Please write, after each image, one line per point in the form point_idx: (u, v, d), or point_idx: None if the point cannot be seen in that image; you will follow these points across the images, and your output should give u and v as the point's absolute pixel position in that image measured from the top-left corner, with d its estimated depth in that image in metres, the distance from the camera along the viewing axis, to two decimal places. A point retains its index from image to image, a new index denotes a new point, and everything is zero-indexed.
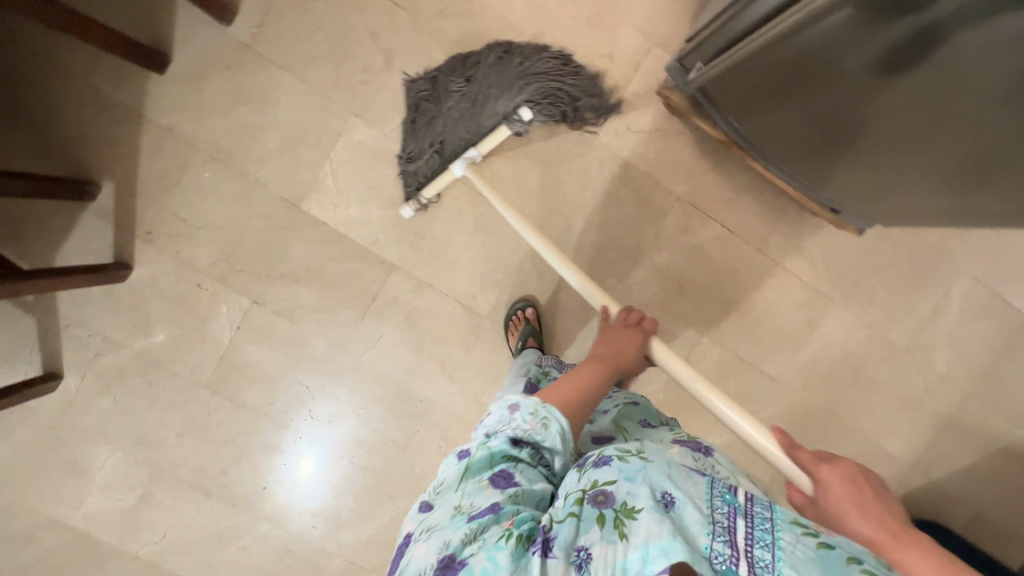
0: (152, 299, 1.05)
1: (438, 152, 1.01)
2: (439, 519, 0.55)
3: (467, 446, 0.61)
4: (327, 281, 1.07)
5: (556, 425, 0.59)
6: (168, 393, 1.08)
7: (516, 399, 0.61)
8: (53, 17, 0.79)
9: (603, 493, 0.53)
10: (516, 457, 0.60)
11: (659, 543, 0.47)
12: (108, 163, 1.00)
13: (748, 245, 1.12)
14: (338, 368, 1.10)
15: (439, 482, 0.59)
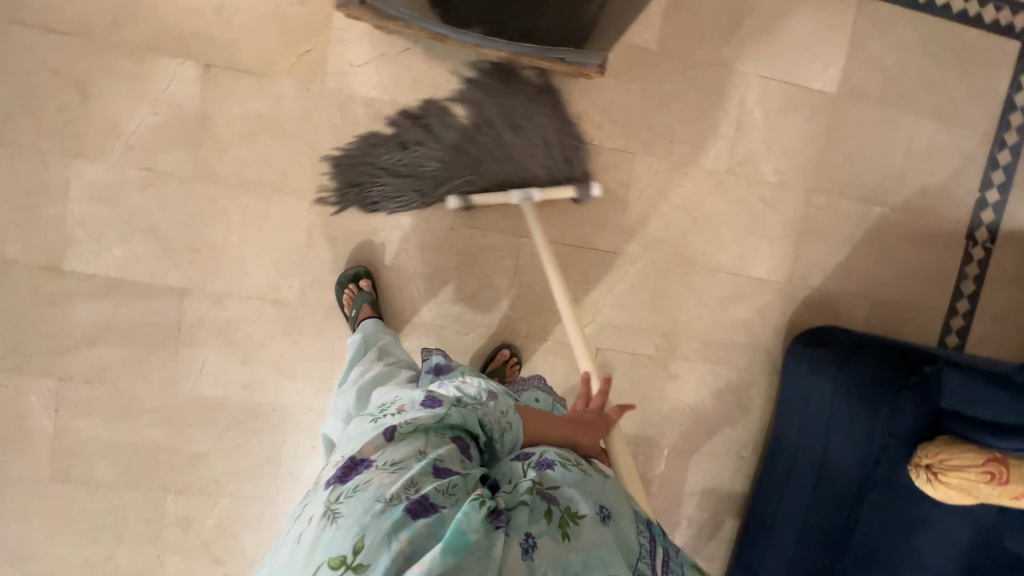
0: None
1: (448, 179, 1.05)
2: (406, 458, 0.59)
3: (439, 399, 0.65)
4: (125, 330, 1.03)
5: (515, 428, 0.69)
6: (19, 501, 1.04)
7: (496, 388, 0.71)
8: None
9: (551, 494, 0.59)
10: (476, 438, 0.67)
11: (595, 550, 0.54)
12: None
13: (529, 136, 1.07)
14: (177, 410, 1.06)
15: (411, 417, 0.63)
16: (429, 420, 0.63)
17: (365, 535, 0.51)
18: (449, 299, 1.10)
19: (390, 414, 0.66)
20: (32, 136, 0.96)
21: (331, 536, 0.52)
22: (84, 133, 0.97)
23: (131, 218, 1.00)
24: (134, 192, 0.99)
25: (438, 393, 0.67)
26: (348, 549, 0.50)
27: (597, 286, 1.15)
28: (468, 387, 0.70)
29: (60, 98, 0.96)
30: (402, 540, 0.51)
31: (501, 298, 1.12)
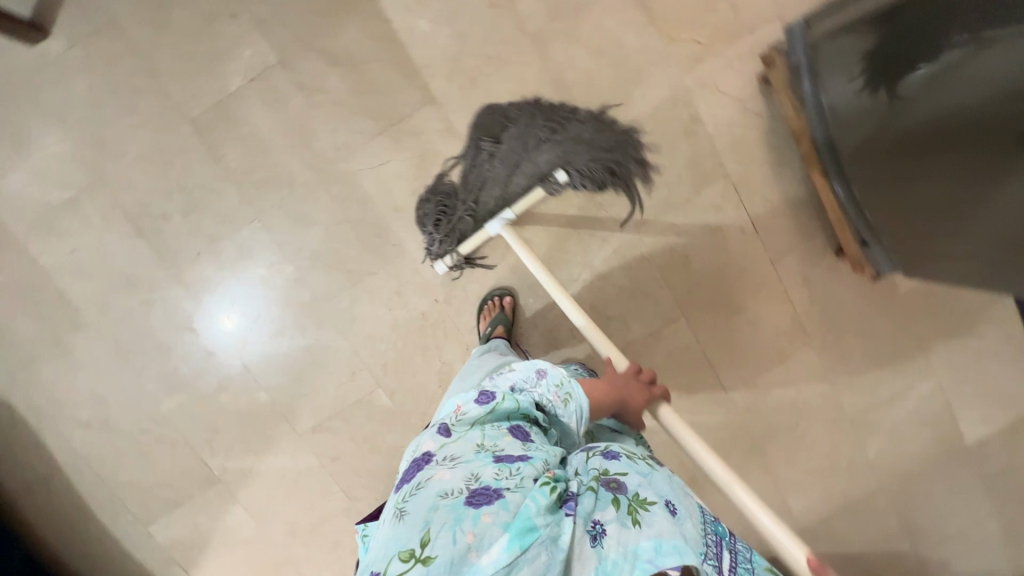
0: (182, 7, 0.98)
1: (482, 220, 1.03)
2: (465, 453, 0.62)
3: (492, 395, 0.71)
4: (362, 79, 1.01)
5: (575, 402, 0.72)
6: (152, 110, 1.01)
7: (546, 367, 0.74)
8: None
9: (618, 482, 0.58)
10: (534, 421, 0.71)
11: (670, 540, 0.50)
12: None
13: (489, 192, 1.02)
14: (328, 170, 1.04)
15: (465, 419, 0.69)
16: (481, 413, 0.69)
17: (431, 529, 0.50)
18: (588, 302, 1.11)
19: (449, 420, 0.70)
20: None
21: (399, 533, 0.52)
22: None
23: (457, 14, 0.99)
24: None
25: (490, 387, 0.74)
26: (417, 543, 0.49)
27: (687, 400, 1.18)
28: (516, 372, 0.76)
29: None
30: (466, 530, 0.49)
31: (622, 340, 1.13)
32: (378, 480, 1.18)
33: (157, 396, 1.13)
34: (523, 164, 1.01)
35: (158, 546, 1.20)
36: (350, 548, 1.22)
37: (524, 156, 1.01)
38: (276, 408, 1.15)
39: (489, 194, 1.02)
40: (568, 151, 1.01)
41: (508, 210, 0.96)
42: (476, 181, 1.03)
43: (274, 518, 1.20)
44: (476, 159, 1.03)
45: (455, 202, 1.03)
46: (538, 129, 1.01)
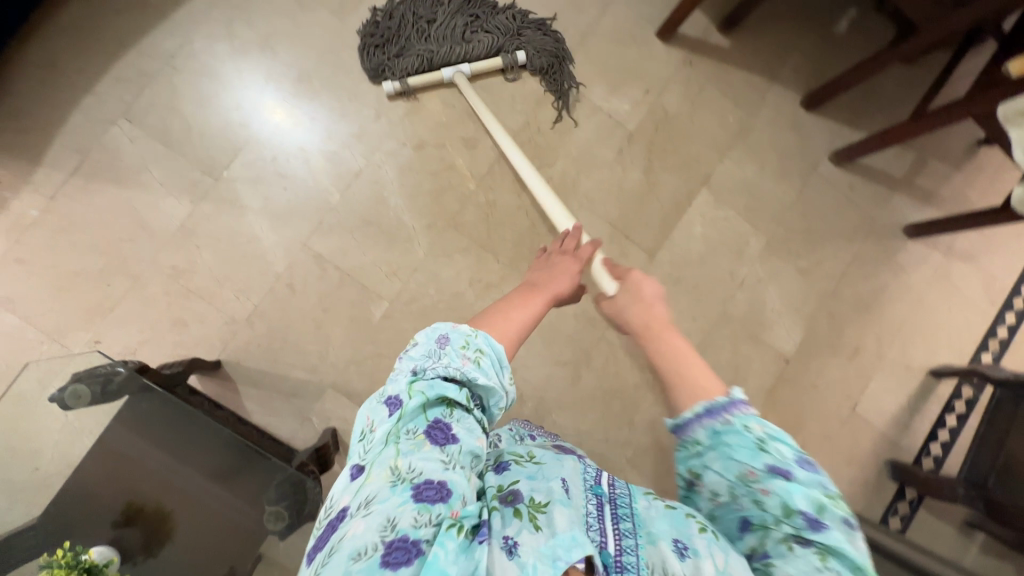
0: (639, 50, 1.22)
1: (424, 57, 1.12)
2: (377, 490, 0.46)
3: (396, 395, 0.51)
4: (644, 198, 1.22)
5: (490, 359, 0.54)
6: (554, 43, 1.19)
7: (446, 331, 0.55)
8: (886, 57, 1.09)
9: (513, 491, 0.51)
10: (453, 407, 0.52)
11: (568, 534, 0.46)
12: (744, 44, 1.26)
13: (433, 29, 1.14)
14: (565, 194, 1.19)
15: (371, 438, 0.49)
16: (388, 426, 0.49)
17: None
18: None
19: (353, 444, 0.51)
20: (792, 223, 1.28)
21: None
22: (780, 255, 1.28)
23: (717, 252, 1.25)
24: (732, 265, 1.25)
25: (393, 384, 0.52)
26: None
27: None
28: (415, 348, 0.55)
29: (804, 255, 1.29)
30: None
31: None
32: (281, 340, 1.07)
33: (285, 94, 1.10)
34: (469, 46, 1.14)
35: (97, 134, 1.03)
36: (184, 340, 1.04)
37: (481, 27, 1.15)
38: (325, 213, 1.09)
39: (434, 52, 1.12)
40: (512, 49, 1.16)
41: (466, 64, 1.13)
42: (428, 12, 1.15)
43: (187, 248, 1.05)
44: (430, 21, 1.14)
45: (400, 44, 1.12)
46: (473, 20, 1.16)
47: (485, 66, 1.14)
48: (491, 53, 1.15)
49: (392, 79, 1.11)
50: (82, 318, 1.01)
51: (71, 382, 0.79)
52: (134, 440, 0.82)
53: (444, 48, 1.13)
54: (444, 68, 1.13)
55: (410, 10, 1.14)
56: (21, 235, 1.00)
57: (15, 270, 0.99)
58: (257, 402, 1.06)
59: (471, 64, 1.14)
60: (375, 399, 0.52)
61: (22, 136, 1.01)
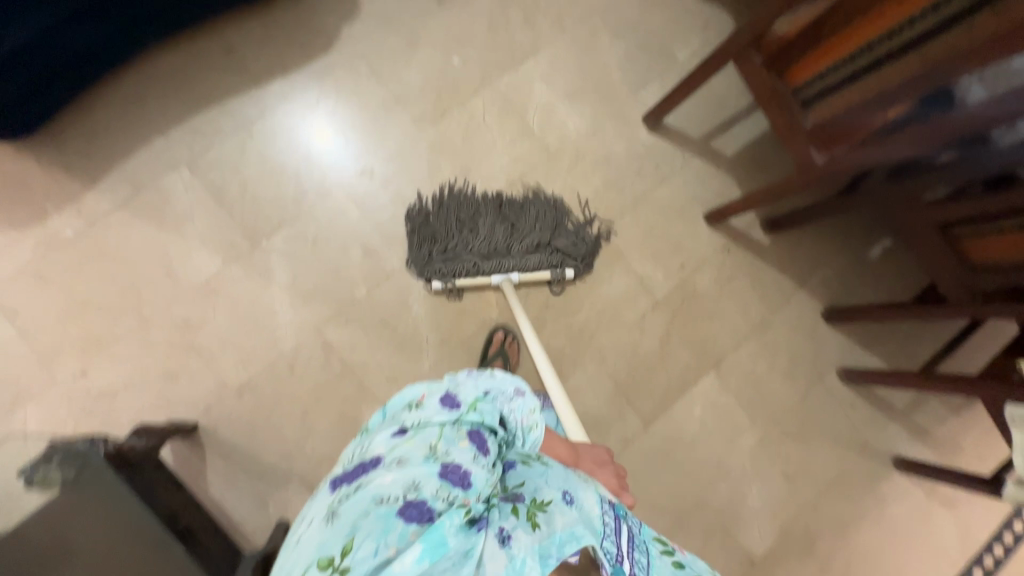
0: (684, 227, 1.27)
1: (475, 263, 1.11)
2: (413, 457, 0.62)
3: (459, 400, 0.71)
4: (653, 365, 1.23)
5: (534, 432, 0.75)
6: (607, 199, 1.24)
7: (517, 386, 0.77)
8: (906, 311, 1.12)
9: (518, 494, 0.61)
10: (491, 432, 0.71)
11: (563, 532, 0.55)
12: (783, 246, 1.31)
13: (487, 230, 1.13)
14: (580, 342, 1.21)
15: (426, 416, 0.69)
16: (442, 417, 0.69)
17: (355, 537, 0.52)
18: None
19: (409, 415, 0.70)
20: (788, 425, 1.29)
21: (325, 537, 0.53)
22: (769, 454, 1.28)
23: (709, 436, 1.25)
24: (721, 451, 1.25)
25: (455, 390, 0.73)
26: (337, 552, 0.51)
27: None
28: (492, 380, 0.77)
29: (792, 460, 1.29)
30: (390, 542, 0.51)
31: None
32: (264, 418, 1.06)
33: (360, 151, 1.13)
34: (519, 254, 1.14)
35: (156, 175, 1.05)
36: (169, 394, 1.03)
37: (528, 243, 1.14)
38: (346, 305, 1.10)
39: (480, 263, 1.11)
40: (563, 259, 1.16)
41: (518, 273, 1.12)
42: (474, 223, 1.13)
43: (203, 304, 1.05)
44: (483, 217, 1.14)
45: (452, 250, 1.12)
46: (527, 222, 1.16)
47: (534, 278, 1.14)
48: (541, 267, 1.15)
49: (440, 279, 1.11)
50: (78, 347, 1.00)
51: (46, 466, 0.73)
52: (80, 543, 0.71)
53: (495, 262, 1.12)
54: (494, 275, 1.12)
55: (457, 230, 1.12)
56: (48, 252, 1.00)
57: (32, 284, 1.00)
58: (220, 474, 1.03)
59: (521, 273, 1.13)
60: (438, 392, 0.73)
61: (84, 159, 1.03)
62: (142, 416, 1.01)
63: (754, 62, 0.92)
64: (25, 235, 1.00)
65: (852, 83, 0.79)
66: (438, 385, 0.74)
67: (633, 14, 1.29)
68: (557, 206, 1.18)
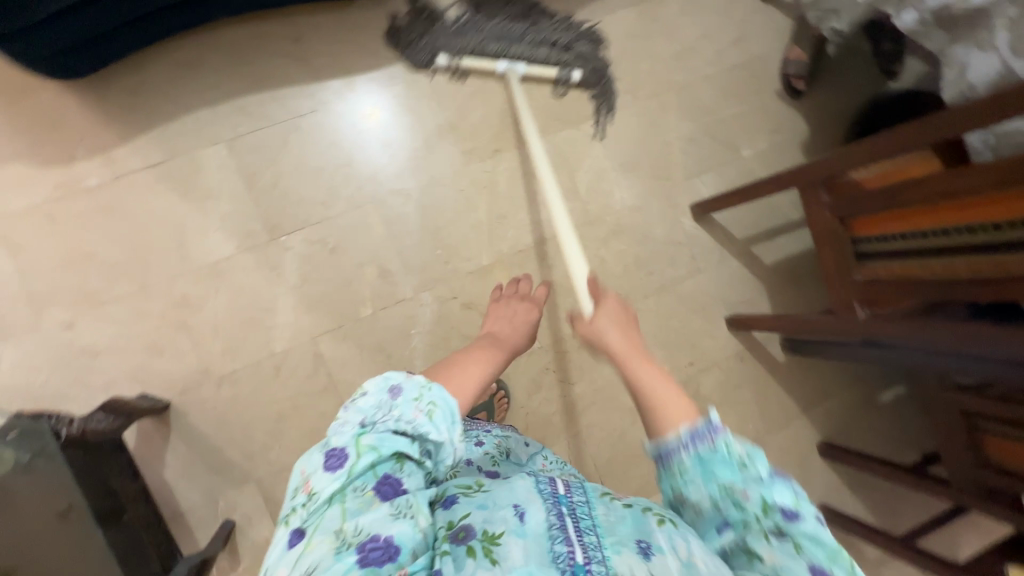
0: (704, 324, 1.24)
1: (478, 44, 1.10)
2: (320, 559, 0.43)
3: (342, 452, 0.49)
4: (636, 454, 1.20)
5: (443, 412, 0.52)
6: (634, 277, 1.21)
7: (398, 380, 0.54)
8: (898, 475, 1.09)
9: (465, 528, 0.47)
10: (405, 458, 0.50)
11: (525, 569, 0.43)
12: (796, 368, 1.28)
13: (491, 27, 1.11)
14: (569, 413, 1.18)
15: (317, 497, 0.47)
16: (333, 484, 0.47)
17: None
18: None
19: (297, 506, 0.48)
20: None
21: None
22: None
23: None
24: None
25: (335, 438, 0.50)
26: None
27: None
28: (366, 395, 0.53)
29: None
30: None
31: None
32: (236, 414, 1.03)
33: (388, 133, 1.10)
34: (527, 49, 1.13)
35: (194, 146, 1.02)
36: (148, 368, 1.00)
37: (538, 35, 1.13)
38: (348, 320, 1.07)
39: (484, 43, 1.10)
40: (573, 63, 1.15)
41: (524, 65, 1.11)
42: (489, 8, 1.12)
43: (205, 284, 1.02)
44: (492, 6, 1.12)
45: (456, 27, 1.10)
46: (534, 21, 1.13)
47: (542, 71, 1.14)
48: (548, 64, 1.14)
49: (444, 53, 1.10)
50: (70, 298, 0.98)
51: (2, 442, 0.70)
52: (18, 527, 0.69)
53: (503, 47, 1.11)
54: (500, 61, 1.10)
55: (463, 17, 1.10)
56: (65, 196, 0.97)
57: (40, 224, 0.97)
58: (179, 459, 1.01)
59: (528, 65, 1.13)
60: (317, 453, 0.50)
61: (124, 110, 0.99)
62: (116, 384, 0.99)
63: (822, 200, 0.89)
64: (45, 174, 0.97)
65: (930, 254, 0.77)
66: (315, 447, 0.51)
67: (709, 99, 1.25)
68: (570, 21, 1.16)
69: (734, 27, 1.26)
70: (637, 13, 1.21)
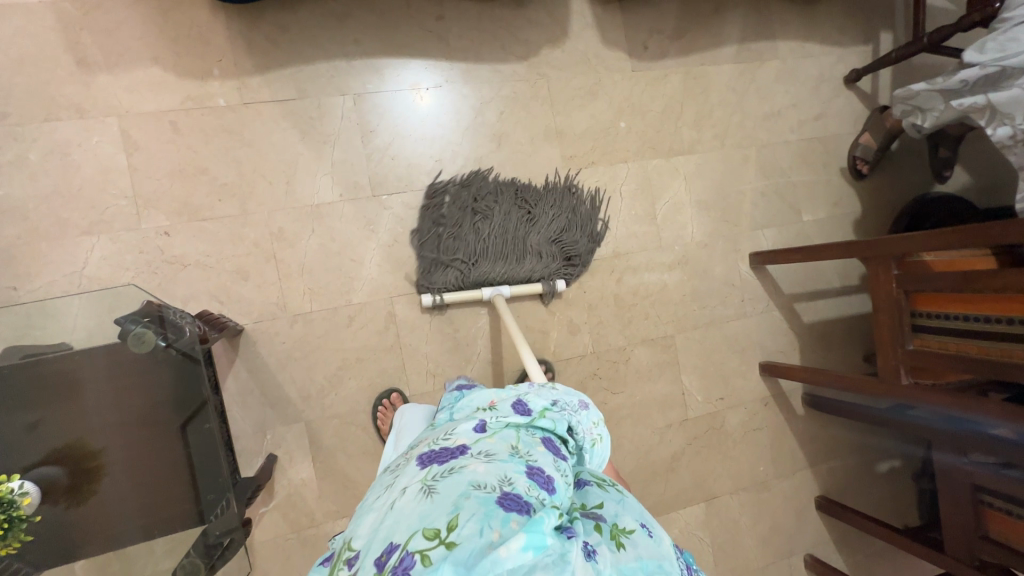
0: (740, 364, 1.32)
1: (462, 271, 1.10)
2: (500, 453, 0.59)
3: (529, 406, 0.68)
4: (656, 472, 1.26)
5: (600, 445, 0.72)
6: (688, 308, 1.28)
7: (579, 398, 0.74)
8: (893, 537, 1.17)
9: (597, 512, 0.59)
10: (564, 442, 0.68)
11: (650, 561, 0.53)
12: (811, 423, 1.37)
13: (487, 237, 1.12)
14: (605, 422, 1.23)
15: (501, 416, 0.65)
16: (518, 419, 0.65)
17: (458, 517, 0.49)
18: None
19: (484, 412, 0.66)
20: None
21: (424, 511, 0.51)
22: None
23: None
24: None
25: (528, 396, 0.69)
26: (444, 527, 0.48)
27: None
28: (553, 388, 0.74)
29: None
30: (494, 529, 0.48)
31: None
32: (303, 353, 1.05)
33: (472, 117, 1.15)
34: (513, 265, 1.13)
35: (323, 92, 1.06)
36: (231, 290, 1.02)
37: (541, 231, 1.16)
38: (426, 288, 1.11)
39: (469, 273, 1.10)
40: (557, 272, 1.16)
41: (507, 290, 1.09)
42: (489, 203, 1.14)
43: (301, 225, 1.05)
44: (492, 215, 1.13)
45: (441, 261, 1.10)
46: (540, 225, 1.16)
47: (524, 290, 1.12)
48: (535, 278, 1.14)
49: (433, 294, 1.08)
50: (173, 207, 0.99)
51: (142, 323, 0.76)
52: (108, 414, 0.76)
53: (493, 273, 1.11)
54: (485, 287, 1.09)
55: (466, 227, 1.11)
56: (192, 108, 1.00)
57: (162, 130, 0.99)
58: (239, 384, 1.02)
59: (512, 286, 1.11)
60: (511, 395, 0.69)
61: (267, 44, 1.04)
62: (196, 298, 1.00)
63: (891, 271, 0.98)
64: (180, 84, 1.00)
65: (979, 335, 0.89)
66: (511, 391, 0.71)
67: (783, 162, 1.36)
68: (575, 205, 1.19)
69: (816, 105, 1.38)
70: (738, 72, 1.32)
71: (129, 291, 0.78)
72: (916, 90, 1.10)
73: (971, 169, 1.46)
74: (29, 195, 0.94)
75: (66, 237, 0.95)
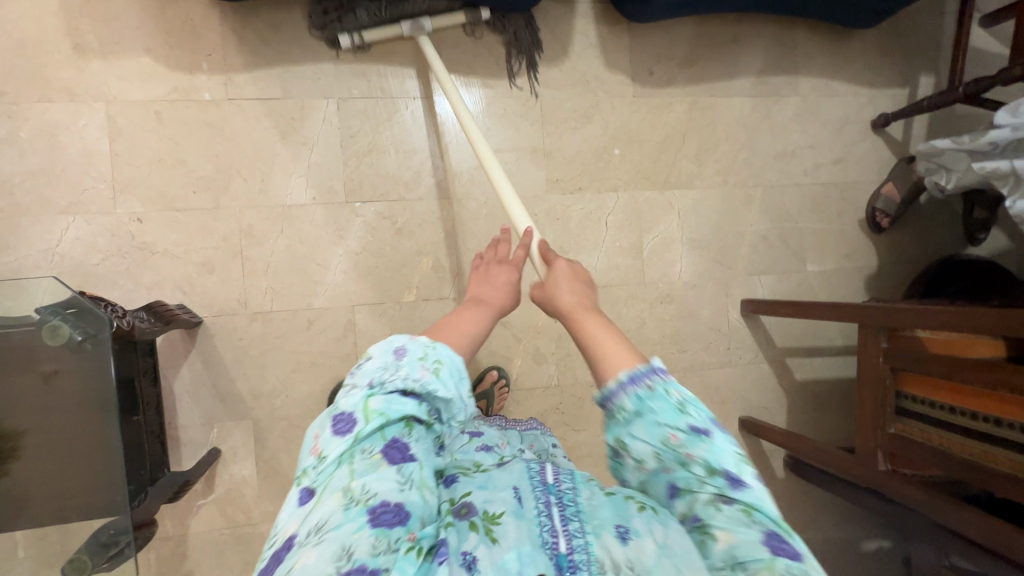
0: (718, 416, 1.24)
1: (374, 8, 0.98)
2: (328, 518, 0.41)
3: (350, 414, 0.46)
4: None
5: (449, 369, 0.50)
6: (667, 349, 1.21)
7: (400, 341, 0.50)
8: None
9: (466, 505, 0.49)
10: (414, 425, 0.48)
11: (523, 548, 0.44)
12: (791, 487, 1.27)
13: None
14: (564, 457, 1.18)
15: (322, 463, 0.44)
16: (341, 449, 0.44)
17: None
18: None
19: (303, 469, 0.45)
20: None
21: None
22: None
23: None
24: None
25: (343, 400, 0.47)
26: None
27: None
28: (375, 356, 0.49)
29: None
30: None
31: None
32: (258, 351, 1.05)
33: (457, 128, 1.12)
34: None
35: (308, 94, 1.06)
36: (195, 282, 1.03)
37: None
38: (390, 299, 1.09)
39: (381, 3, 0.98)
40: None
41: (428, 22, 1.01)
42: None
43: (271, 222, 1.05)
44: None
45: None
46: None
47: (448, 20, 1.02)
48: (456, 5, 1.01)
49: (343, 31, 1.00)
50: (148, 194, 1.01)
51: (60, 316, 0.75)
52: (33, 395, 0.77)
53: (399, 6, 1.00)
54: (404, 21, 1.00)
55: None
56: (178, 100, 1.02)
57: (147, 119, 1.01)
58: (192, 375, 1.03)
59: (432, 19, 1.01)
60: (326, 418, 0.47)
61: (256, 41, 1.04)
62: (161, 286, 1.02)
63: (879, 344, 0.90)
64: (168, 76, 1.02)
65: (963, 429, 0.80)
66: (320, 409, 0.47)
67: (792, 205, 1.27)
68: None
69: (835, 148, 1.28)
70: (751, 106, 1.24)
71: (50, 283, 0.75)
72: (941, 147, 0.98)
73: (1009, 232, 1.32)
74: (16, 172, 0.98)
75: (46, 215, 0.98)
